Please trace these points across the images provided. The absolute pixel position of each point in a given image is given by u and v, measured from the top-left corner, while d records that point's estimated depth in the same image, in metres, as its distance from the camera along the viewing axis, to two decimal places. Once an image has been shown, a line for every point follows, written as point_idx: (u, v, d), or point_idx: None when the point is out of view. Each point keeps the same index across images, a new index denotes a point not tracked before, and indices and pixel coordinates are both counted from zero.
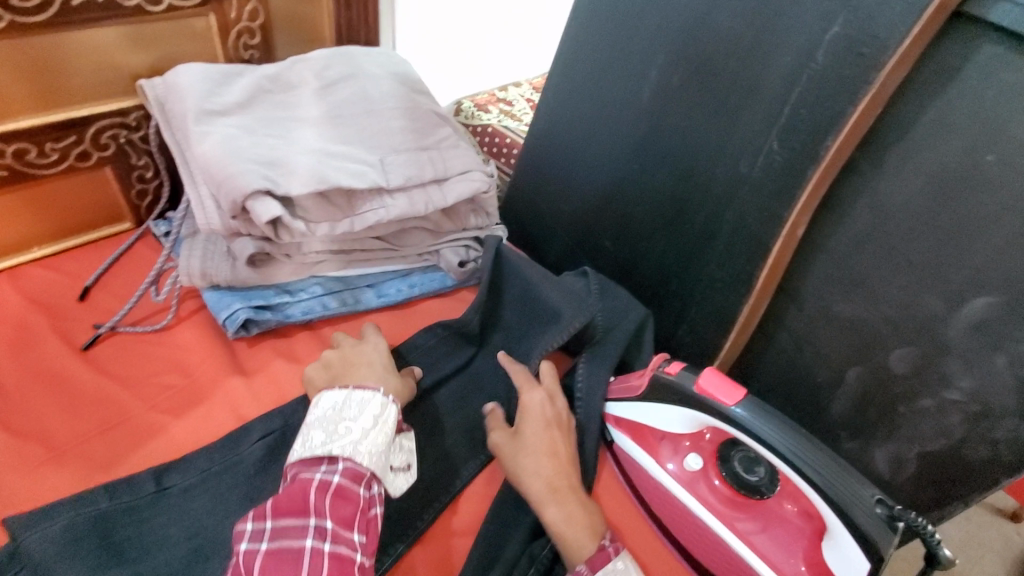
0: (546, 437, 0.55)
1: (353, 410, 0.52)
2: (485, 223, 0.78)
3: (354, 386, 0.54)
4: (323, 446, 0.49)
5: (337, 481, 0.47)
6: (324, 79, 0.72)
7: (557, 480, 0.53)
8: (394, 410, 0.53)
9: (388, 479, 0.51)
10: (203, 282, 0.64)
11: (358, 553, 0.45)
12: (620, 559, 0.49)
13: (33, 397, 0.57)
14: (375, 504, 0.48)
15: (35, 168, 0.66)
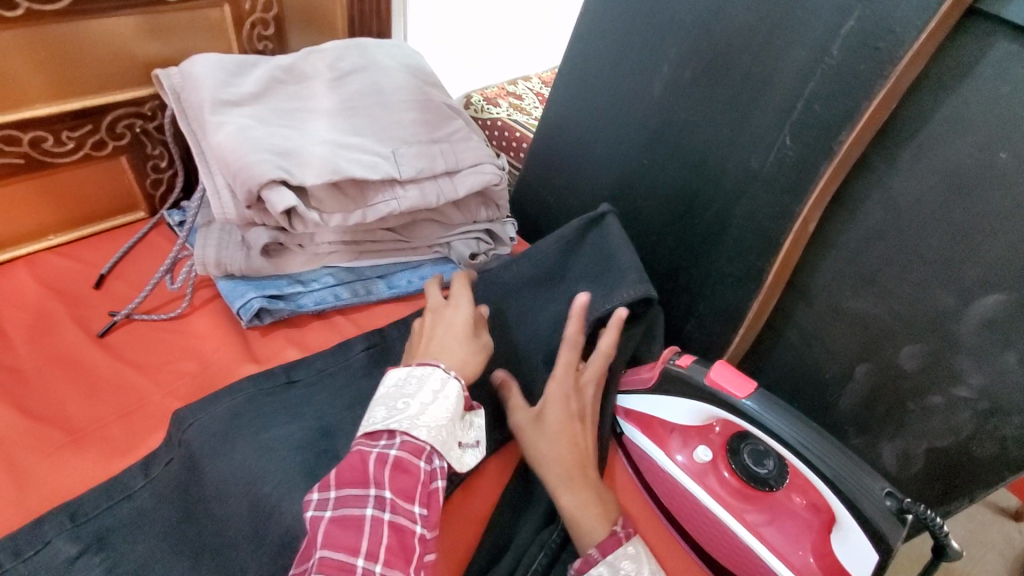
0: (570, 424, 0.55)
1: (413, 386, 0.50)
2: (496, 215, 0.78)
3: (416, 363, 0.52)
4: (383, 421, 0.47)
5: (395, 455, 0.46)
6: (337, 71, 0.72)
7: (574, 466, 0.53)
8: (456, 386, 0.51)
9: (455, 453, 0.50)
10: (217, 272, 0.65)
11: (417, 524, 0.45)
12: (630, 543, 0.48)
13: (52, 382, 0.57)
14: (436, 478, 0.47)
15: (53, 155, 0.66)
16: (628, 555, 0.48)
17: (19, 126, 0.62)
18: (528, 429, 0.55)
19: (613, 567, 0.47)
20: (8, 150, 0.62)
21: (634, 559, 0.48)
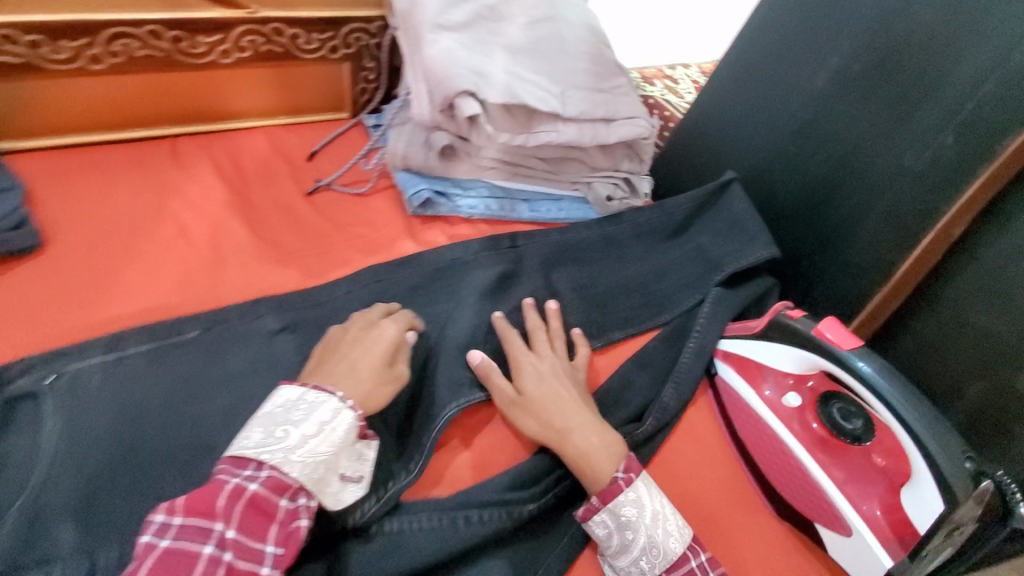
0: (550, 384, 0.61)
1: (300, 412, 0.48)
2: (637, 168, 0.86)
3: (312, 386, 0.50)
4: (254, 447, 0.45)
5: (254, 490, 0.43)
6: (531, 18, 0.83)
7: (569, 418, 0.58)
8: (350, 417, 0.49)
9: (332, 489, 0.48)
10: (401, 163, 0.78)
11: (264, 564, 0.43)
12: (631, 491, 0.53)
13: (270, 216, 0.74)
14: (299, 517, 0.45)
15: (300, 51, 0.83)
16: (627, 501, 0.53)
17: (286, 22, 0.80)
18: (514, 406, 0.60)
19: (614, 513, 0.53)
20: (274, 39, 0.80)
21: (634, 504, 0.53)
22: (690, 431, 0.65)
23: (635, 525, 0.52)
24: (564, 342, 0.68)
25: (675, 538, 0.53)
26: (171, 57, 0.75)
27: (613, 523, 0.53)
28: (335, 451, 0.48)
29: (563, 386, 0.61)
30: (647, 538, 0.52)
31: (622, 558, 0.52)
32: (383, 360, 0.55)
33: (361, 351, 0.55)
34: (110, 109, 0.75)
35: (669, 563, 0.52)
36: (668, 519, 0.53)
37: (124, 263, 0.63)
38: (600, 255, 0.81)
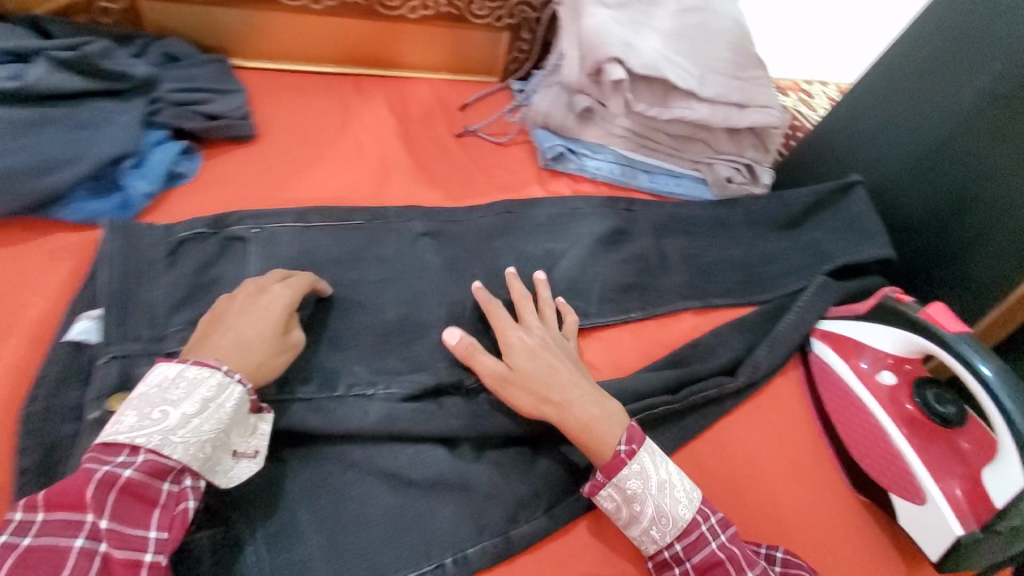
0: (542, 358, 0.57)
1: (178, 391, 0.44)
2: (761, 157, 0.90)
3: (192, 361, 0.46)
4: (128, 432, 0.42)
5: (126, 477, 0.41)
6: (683, 6, 0.89)
7: (566, 390, 0.55)
8: (238, 392, 0.46)
9: (223, 466, 0.45)
10: (541, 121, 0.88)
11: (146, 550, 0.40)
12: (634, 463, 0.51)
13: (424, 148, 0.87)
14: (185, 499, 0.43)
15: (472, 15, 0.95)
16: (632, 474, 0.51)
17: None
18: (504, 384, 0.56)
19: (619, 487, 0.51)
20: (454, 2, 0.93)
21: (639, 476, 0.51)
22: (776, 397, 0.68)
23: (641, 497, 0.51)
24: (553, 309, 0.65)
25: (684, 503, 0.52)
26: (371, 7, 0.89)
27: (620, 498, 0.52)
28: (222, 428, 0.45)
29: (556, 357, 0.57)
30: (655, 508, 0.51)
31: (633, 528, 0.52)
32: (275, 330, 0.51)
33: (251, 321, 0.51)
34: (312, 43, 0.91)
35: (680, 531, 0.51)
36: (674, 486, 0.52)
37: (313, 162, 0.78)
38: (709, 232, 0.85)
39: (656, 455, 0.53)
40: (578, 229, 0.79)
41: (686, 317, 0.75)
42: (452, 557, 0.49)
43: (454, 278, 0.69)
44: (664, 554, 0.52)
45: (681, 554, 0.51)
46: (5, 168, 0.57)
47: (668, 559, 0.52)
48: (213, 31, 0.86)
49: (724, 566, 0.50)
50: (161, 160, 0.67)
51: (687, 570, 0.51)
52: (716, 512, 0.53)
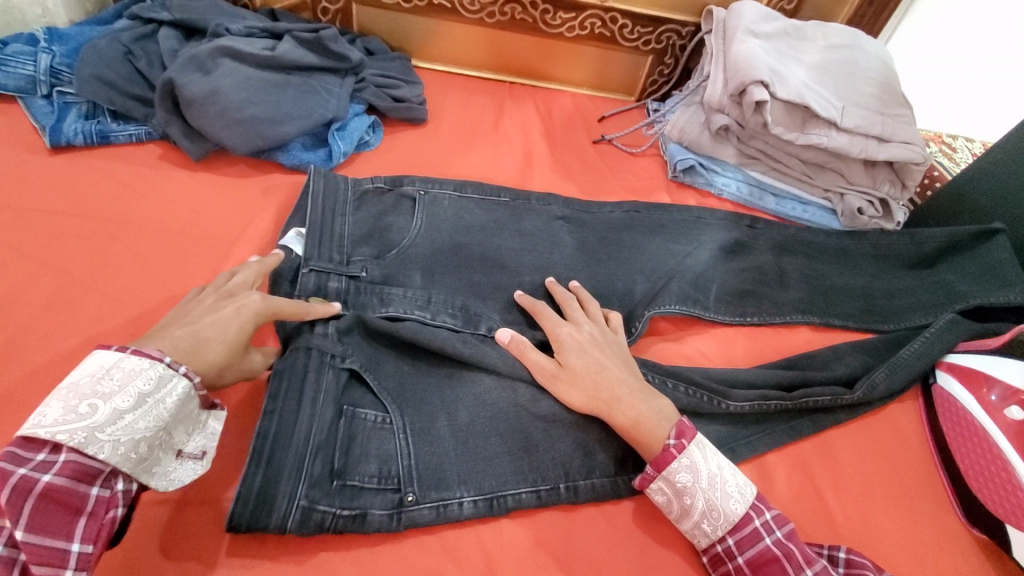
0: (592, 355, 0.59)
1: (111, 384, 0.42)
2: (896, 193, 0.90)
3: (131, 351, 0.43)
4: (48, 427, 0.39)
5: (46, 483, 0.38)
6: (830, 44, 0.93)
7: (616, 387, 0.57)
8: (178, 388, 0.44)
9: (159, 468, 0.45)
10: (677, 135, 0.94)
11: (69, 565, 0.39)
12: (684, 457, 0.54)
13: (564, 148, 0.96)
14: (112, 508, 0.41)
15: (622, 38, 1.04)
16: (682, 468, 0.54)
17: (626, 14, 1.01)
18: (556, 378, 0.58)
19: (669, 480, 0.54)
20: (608, 24, 1.02)
21: (689, 470, 0.54)
22: (890, 419, 0.69)
23: (692, 491, 0.53)
24: (597, 307, 0.67)
25: (735, 499, 0.54)
26: (535, 24, 1.01)
27: (669, 491, 0.54)
28: (157, 425, 0.43)
29: (605, 356, 0.59)
30: (705, 501, 0.53)
31: (685, 521, 0.54)
32: (240, 333, 0.49)
33: (213, 319, 0.49)
34: (480, 50, 1.04)
35: (732, 525, 0.53)
36: (724, 481, 0.54)
37: (470, 147, 0.89)
38: (833, 258, 0.86)
39: (707, 451, 0.55)
40: (701, 236, 0.83)
41: (803, 331, 0.78)
42: (565, 484, 0.57)
43: (582, 258, 0.76)
44: (717, 548, 0.54)
45: (733, 548, 0.53)
46: (252, 117, 0.72)
47: (721, 553, 0.54)
48: (401, 33, 1.01)
49: (778, 561, 0.52)
50: (356, 127, 0.81)
51: (740, 565, 0.53)
52: (770, 508, 0.55)
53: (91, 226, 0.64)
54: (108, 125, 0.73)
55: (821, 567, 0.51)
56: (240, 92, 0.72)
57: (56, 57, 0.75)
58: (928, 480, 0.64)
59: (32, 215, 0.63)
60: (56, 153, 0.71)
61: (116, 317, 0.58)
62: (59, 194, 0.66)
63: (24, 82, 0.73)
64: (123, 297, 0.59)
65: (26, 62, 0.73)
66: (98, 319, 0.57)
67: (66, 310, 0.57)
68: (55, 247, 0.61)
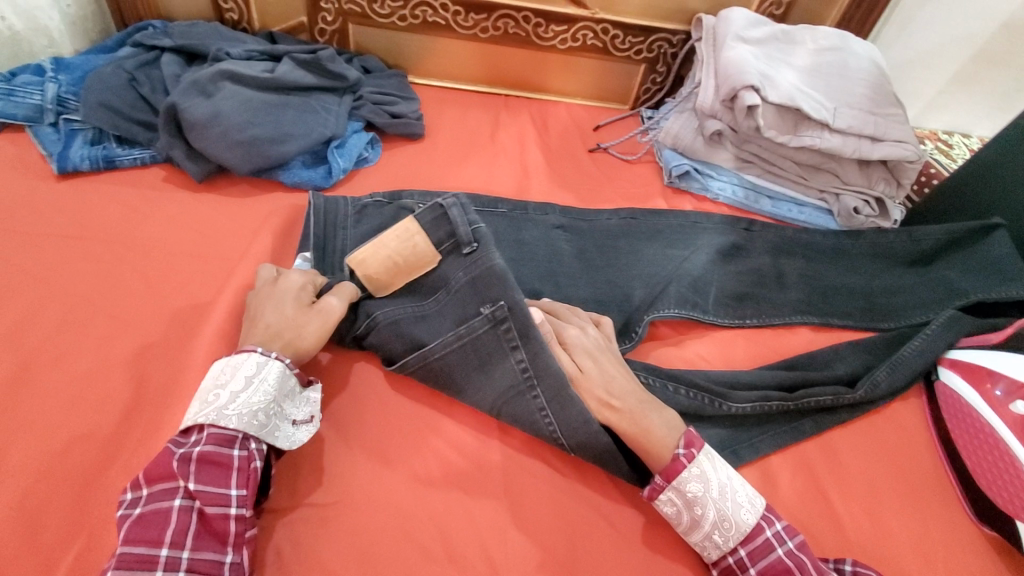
0: (602, 363, 0.60)
1: (226, 376, 0.52)
2: (892, 192, 0.90)
3: (235, 352, 0.54)
4: (193, 416, 0.50)
5: (198, 450, 0.48)
6: (819, 47, 0.94)
7: (625, 398, 0.58)
8: (276, 366, 0.53)
9: (283, 432, 0.52)
10: (671, 141, 0.95)
11: (232, 505, 0.47)
12: (694, 466, 0.54)
13: (560, 158, 0.97)
14: (254, 460, 0.50)
15: (615, 49, 1.06)
16: (692, 477, 0.54)
17: (617, 25, 1.03)
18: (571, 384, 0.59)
19: (679, 489, 0.54)
20: (600, 35, 1.04)
21: (700, 480, 0.54)
22: (893, 419, 0.69)
23: (703, 501, 0.53)
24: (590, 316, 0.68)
25: (747, 509, 0.54)
26: (528, 37, 1.03)
27: (680, 501, 0.54)
28: (268, 397, 0.52)
29: (611, 364, 0.61)
30: (717, 511, 0.53)
31: (694, 533, 0.54)
32: (292, 305, 0.58)
33: (269, 310, 0.57)
34: (474, 65, 1.06)
35: (743, 536, 0.53)
36: (734, 490, 0.55)
37: (467, 160, 0.90)
38: (830, 259, 0.86)
39: (715, 461, 0.56)
40: (698, 240, 0.84)
41: (804, 332, 0.78)
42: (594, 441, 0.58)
43: (579, 267, 0.77)
44: (729, 560, 0.53)
45: (745, 560, 0.53)
46: (253, 137, 0.74)
47: (733, 565, 0.53)
48: (396, 51, 1.03)
49: (791, 573, 0.52)
50: (355, 145, 0.83)
51: None
52: (779, 519, 0.55)
53: (98, 249, 0.65)
54: (114, 150, 0.75)
55: None
56: (241, 113, 0.74)
57: (62, 86, 0.77)
58: (934, 480, 0.64)
59: (41, 240, 0.65)
60: (63, 179, 0.73)
61: (123, 336, 0.59)
62: (67, 218, 0.68)
63: (32, 111, 0.75)
64: (130, 317, 0.60)
65: (34, 92, 0.75)
66: (106, 338, 0.58)
67: (76, 331, 0.58)
68: (63, 270, 0.63)
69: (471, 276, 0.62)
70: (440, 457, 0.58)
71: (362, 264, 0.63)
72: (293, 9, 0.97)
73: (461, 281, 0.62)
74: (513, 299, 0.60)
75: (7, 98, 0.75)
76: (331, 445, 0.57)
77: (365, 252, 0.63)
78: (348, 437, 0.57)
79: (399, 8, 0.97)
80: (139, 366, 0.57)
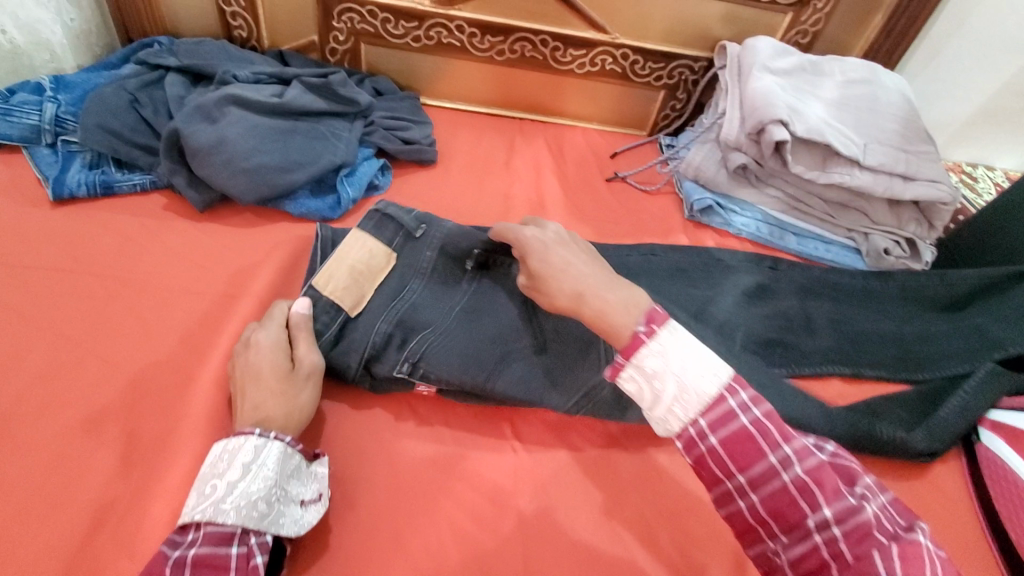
0: (554, 255, 0.60)
1: (223, 464, 0.48)
2: (923, 233, 0.87)
3: (231, 435, 0.50)
4: (188, 512, 0.46)
5: (194, 552, 0.44)
6: (848, 78, 0.91)
7: (564, 294, 0.57)
8: (275, 448, 0.49)
9: (289, 516, 0.48)
10: (693, 173, 0.91)
11: None
12: (655, 341, 0.50)
13: (577, 188, 0.93)
14: (254, 555, 0.45)
15: (634, 74, 1.03)
16: (652, 353, 0.50)
17: (638, 50, 0.99)
18: (531, 288, 0.61)
19: (639, 365, 0.50)
20: (619, 60, 1.01)
21: (660, 354, 0.49)
22: (931, 484, 0.65)
23: (661, 375, 0.49)
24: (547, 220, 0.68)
25: (707, 379, 0.49)
26: (545, 61, 1.00)
27: (641, 377, 0.50)
28: (268, 484, 0.48)
29: (566, 253, 0.60)
30: (677, 385, 0.49)
31: (655, 408, 0.49)
32: (272, 371, 0.54)
33: (251, 385, 0.54)
34: (488, 88, 1.03)
35: (704, 405, 0.48)
36: (699, 361, 0.49)
37: (482, 190, 0.87)
38: (858, 302, 0.83)
39: (682, 336, 0.51)
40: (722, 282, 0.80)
41: (834, 383, 0.74)
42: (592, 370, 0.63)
43: None
44: (690, 431, 0.48)
45: (706, 429, 0.48)
46: (259, 165, 0.70)
47: (694, 436, 0.48)
48: (410, 72, 1.00)
49: (754, 439, 0.47)
50: (365, 172, 0.79)
51: (712, 446, 0.48)
52: (745, 387, 0.49)
53: (93, 284, 0.62)
54: (113, 175, 0.71)
55: (800, 445, 0.46)
56: (249, 140, 0.71)
57: (61, 105, 0.74)
58: (979, 555, 0.60)
59: (32, 274, 0.61)
60: (59, 205, 0.69)
61: (114, 382, 0.55)
62: (61, 251, 0.64)
63: (29, 132, 0.72)
64: (123, 360, 0.57)
65: (31, 111, 0.72)
66: (95, 384, 0.54)
67: (65, 377, 0.54)
68: (53, 309, 0.59)
69: (437, 247, 0.69)
70: (451, 525, 0.54)
71: (329, 282, 0.62)
72: (304, 27, 0.94)
73: (433, 257, 0.68)
74: (483, 242, 0.69)
75: (3, 118, 0.71)
76: (335, 510, 0.53)
77: (324, 272, 0.63)
78: (353, 501, 0.54)
79: (413, 29, 0.94)
80: (131, 417, 0.53)
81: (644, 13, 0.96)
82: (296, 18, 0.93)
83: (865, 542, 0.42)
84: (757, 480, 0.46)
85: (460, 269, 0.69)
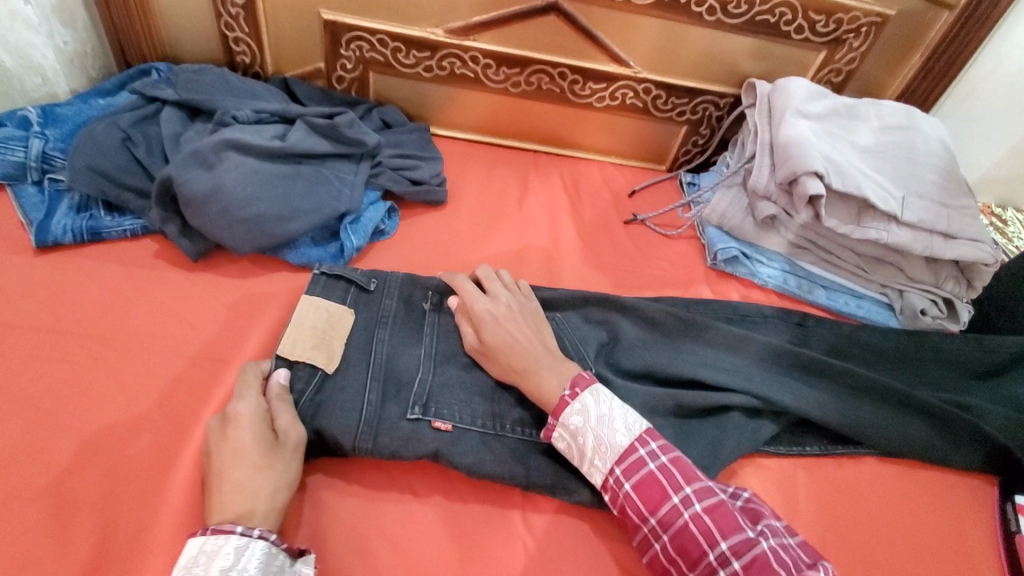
0: (505, 327, 0.62)
1: (199, 569, 0.43)
2: (962, 292, 0.82)
3: (207, 532, 0.45)
4: None
5: None
6: (885, 123, 0.86)
7: (512, 370, 0.59)
8: (258, 549, 0.45)
9: None
10: (717, 219, 0.86)
11: None
12: (577, 402, 0.55)
13: (594, 231, 0.88)
14: None
15: (656, 109, 0.98)
16: (574, 412, 0.55)
17: (661, 86, 0.94)
18: (479, 353, 0.61)
19: (565, 425, 0.55)
20: (641, 95, 0.96)
21: (581, 415, 0.55)
22: None
23: (582, 431, 0.54)
24: (507, 277, 0.69)
25: (621, 432, 0.54)
26: (563, 94, 0.95)
27: (567, 435, 0.55)
28: None
29: (517, 329, 0.62)
30: (594, 438, 0.54)
31: (582, 463, 0.55)
32: (255, 448, 0.49)
33: (231, 463, 0.48)
34: (501, 120, 0.98)
35: (618, 456, 0.53)
36: (616, 419, 0.55)
37: (493, 233, 0.82)
38: (895, 366, 0.77)
39: (603, 398, 0.56)
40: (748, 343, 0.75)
41: (866, 461, 0.69)
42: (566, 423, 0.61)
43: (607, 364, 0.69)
44: (609, 482, 0.53)
45: (621, 478, 0.53)
46: (259, 214, 0.66)
47: (613, 486, 0.53)
48: (420, 101, 0.95)
49: (661, 486, 0.52)
50: (371, 218, 0.74)
51: (627, 493, 0.52)
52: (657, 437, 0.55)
53: (75, 346, 0.57)
54: (101, 219, 0.67)
55: (701, 484, 0.52)
56: (248, 186, 0.66)
57: (48, 141, 0.69)
58: None
59: (9, 334, 0.56)
60: (42, 252, 0.64)
61: (92, 465, 0.50)
62: (42, 307, 0.59)
63: (13, 169, 0.67)
64: (103, 437, 0.52)
65: (16, 148, 0.67)
66: (72, 467, 0.50)
67: (39, 457, 0.50)
68: (30, 375, 0.54)
69: (398, 296, 0.66)
70: None
71: (294, 347, 0.58)
72: (311, 54, 0.89)
73: (394, 306, 0.65)
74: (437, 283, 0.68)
75: None
76: None
77: (289, 338, 0.58)
78: None
79: (425, 58, 0.89)
80: (110, 507, 0.48)
81: (670, 47, 0.90)
82: (302, 44, 0.88)
83: (763, 572, 0.46)
84: (667, 520, 0.50)
85: (418, 311, 0.66)
